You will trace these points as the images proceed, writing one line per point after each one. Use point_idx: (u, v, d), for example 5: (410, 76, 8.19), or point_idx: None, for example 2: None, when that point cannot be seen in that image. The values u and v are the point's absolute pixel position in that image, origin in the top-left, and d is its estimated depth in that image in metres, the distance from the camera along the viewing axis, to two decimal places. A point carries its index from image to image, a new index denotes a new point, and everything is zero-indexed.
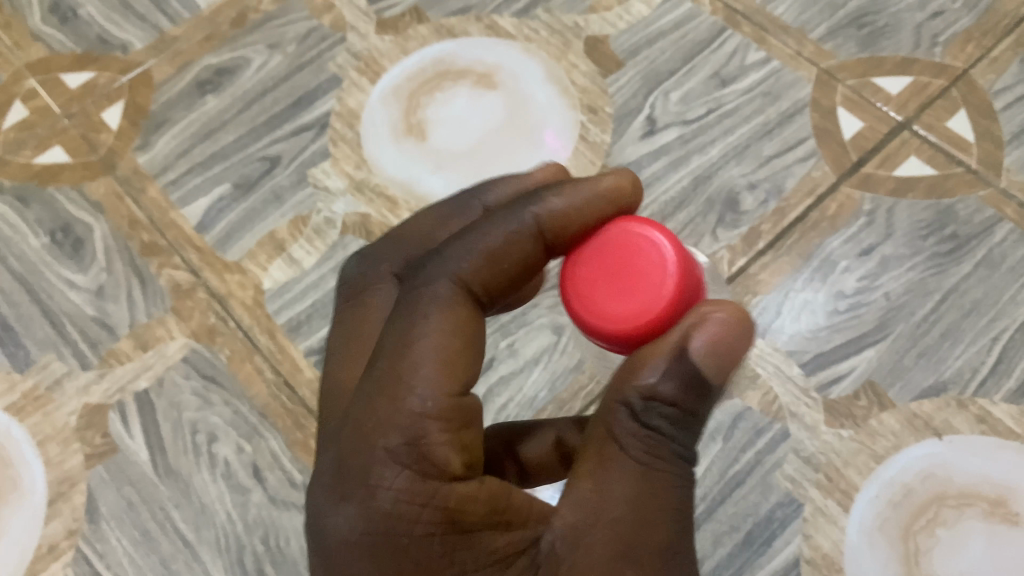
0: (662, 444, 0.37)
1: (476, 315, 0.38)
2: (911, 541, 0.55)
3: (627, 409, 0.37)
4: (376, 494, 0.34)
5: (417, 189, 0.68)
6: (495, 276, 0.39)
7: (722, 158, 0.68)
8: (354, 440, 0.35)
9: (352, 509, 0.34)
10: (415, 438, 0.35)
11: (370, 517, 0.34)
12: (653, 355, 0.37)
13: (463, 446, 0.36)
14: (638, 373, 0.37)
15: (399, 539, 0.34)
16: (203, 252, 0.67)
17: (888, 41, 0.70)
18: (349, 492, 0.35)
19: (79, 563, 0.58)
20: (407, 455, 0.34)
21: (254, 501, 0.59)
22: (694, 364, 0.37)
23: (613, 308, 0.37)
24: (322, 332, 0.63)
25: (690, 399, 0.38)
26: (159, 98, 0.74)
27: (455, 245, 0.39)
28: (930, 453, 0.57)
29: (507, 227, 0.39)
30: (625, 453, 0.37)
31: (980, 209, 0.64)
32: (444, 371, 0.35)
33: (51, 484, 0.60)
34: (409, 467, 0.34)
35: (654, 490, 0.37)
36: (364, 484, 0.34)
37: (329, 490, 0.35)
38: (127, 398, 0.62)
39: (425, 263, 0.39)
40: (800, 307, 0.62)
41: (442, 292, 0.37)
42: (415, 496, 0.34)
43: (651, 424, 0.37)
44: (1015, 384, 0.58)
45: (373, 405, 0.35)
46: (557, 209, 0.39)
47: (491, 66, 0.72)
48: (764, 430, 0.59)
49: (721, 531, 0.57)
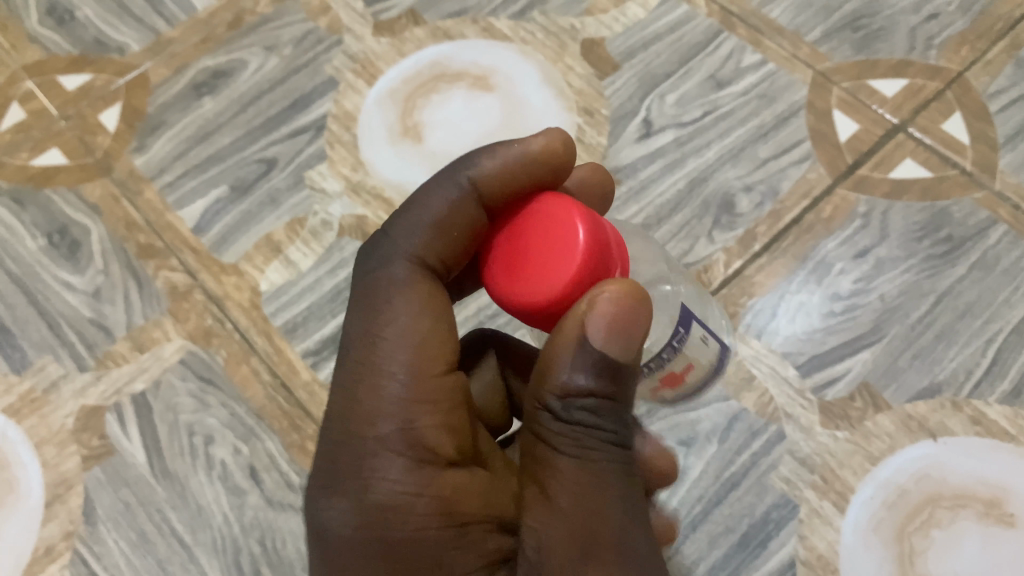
0: (591, 437, 0.38)
1: (432, 289, 0.41)
2: (906, 542, 0.55)
3: (548, 412, 0.39)
4: (371, 483, 0.37)
5: (413, 191, 0.68)
6: (445, 245, 0.41)
7: (718, 160, 0.68)
8: (347, 432, 0.38)
9: (347, 501, 0.37)
10: (407, 429, 0.38)
11: (365, 505, 0.37)
12: (557, 349, 0.36)
13: (453, 433, 0.39)
14: (555, 374, 0.38)
15: (392, 529, 0.37)
16: (200, 254, 0.67)
17: (883, 44, 0.71)
18: (345, 483, 0.38)
19: (76, 565, 0.58)
20: (398, 443, 0.38)
21: (250, 503, 0.59)
22: (595, 349, 0.36)
23: (522, 293, 0.36)
24: (319, 334, 0.63)
25: (611, 388, 0.38)
26: (156, 101, 0.74)
27: (404, 225, 0.41)
28: (924, 454, 0.57)
29: (447, 196, 0.41)
30: (559, 451, 0.39)
31: (974, 212, 0.64)
32: (427, 358, 0.39)
33: (48, 487, 0.60)
34: (401, 454, 0.38)
35: (598, 480, 0.38)
36: (359, 476, 0.38)
37: (330, 482, 0.38)
38: (124, 400, 0.62)
39: (380, 246, 0.42)
40: (795, 309, 0.62)
41: (398, 274, 0.40)
42: (406, 483, 0.37)
43: (576, 420, 0.38)
44: (1009, 386, 0.59)
45: (362, 396, 0.39)
46: (489, 173, 0.40)
47: (487, 68, 0.72)
48: (759, 432, 0.59)
49: (716, 533, 0.57)
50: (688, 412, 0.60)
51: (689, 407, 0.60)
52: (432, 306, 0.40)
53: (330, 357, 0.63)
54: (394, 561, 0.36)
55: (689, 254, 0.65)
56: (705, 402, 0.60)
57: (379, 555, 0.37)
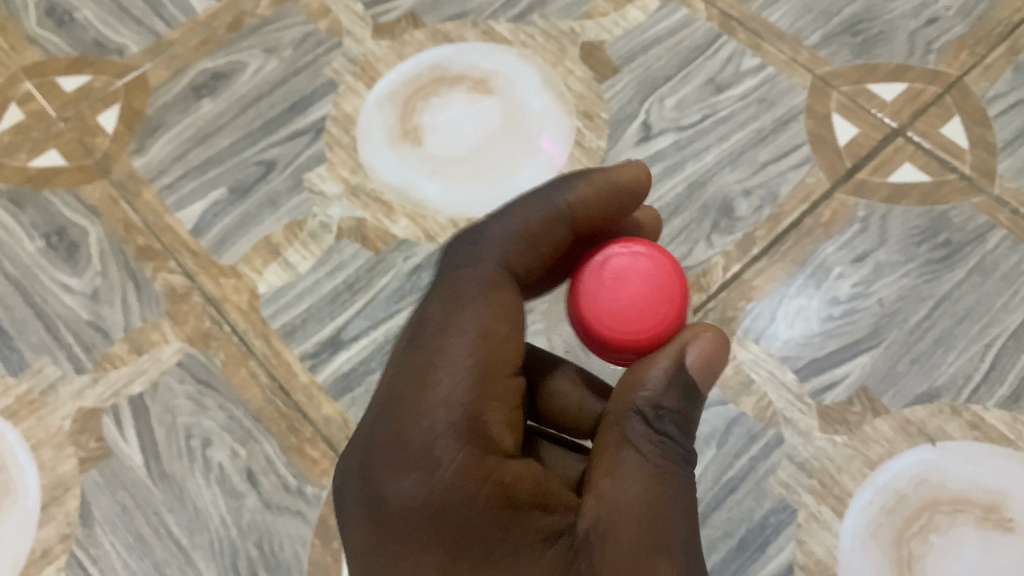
0: (670, 449, 0.39)
1: (515, 296, 0.41)
2: (905, 547, 0.55)
3: (637, 417, 0.39)
4: (440, 463, 0.36)
5: (413, 194, 0.68)
6: (535, 258, 0.42)
7: (717, 164, 0.68)
8: (414, 411, 0.37)
9: (414, 476, 0.36)
10: (480, 417, 0.37)
11: (432, 484, 0.36)
12: (647, 372, 0.39)
13: (511, 428, 0.39)
14: (643, 382, 0.39)
15: (457, 509, 0.36)
16: (199, 256, 0.67)
17: (882, 48, 0.71)
18: (412, 459, 0.36)
19: (73, 568, 0.58)
20: (469, 428, 0.37)
21: (248, 506, 0.59)
22: (688, 378, 0.39)
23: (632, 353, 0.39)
24: (317, 337, 0.63)
25: (688, 409, 0.40)
26: (155, 103, 0.74)
27: (498, 232, 0.42)
28: (922, 459, 0.57)
29: (542, 211, 0.42)
30: (640, 454, 0.39)
31: (974, 216, 0.64)
32: (497, 356, 0.39)
33: (45, 489, 0.60)
34: (471, 439, 0.37)
35: (667, 491, 0.38)
36: (426, 454, 0.36)
37: (390, 459, 0.37)
38: (122, 402, 0.62)
39: (471, 249, 0.42)
40: (794, 313, 0.62)
41: (489, 275, 0.41)
42: (474, 466, 0.36)
43: (659, 432, 0.39)
44: (1008, 391, 0.59)
45: (433, 378, 0.38)
46: (583, 198, 0.43)
47: (487, 72, 0.72)
48: (758, 436, 0.59)
49: (714, 537, 0.57)
50: None
51: None
52: (506, 307, 0.40)
53: (328, 359, 0.62)
54: (456, 542, 0.36)
55: (688, 258, 0.65)
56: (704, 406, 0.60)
57: (443, 534, 0.36)
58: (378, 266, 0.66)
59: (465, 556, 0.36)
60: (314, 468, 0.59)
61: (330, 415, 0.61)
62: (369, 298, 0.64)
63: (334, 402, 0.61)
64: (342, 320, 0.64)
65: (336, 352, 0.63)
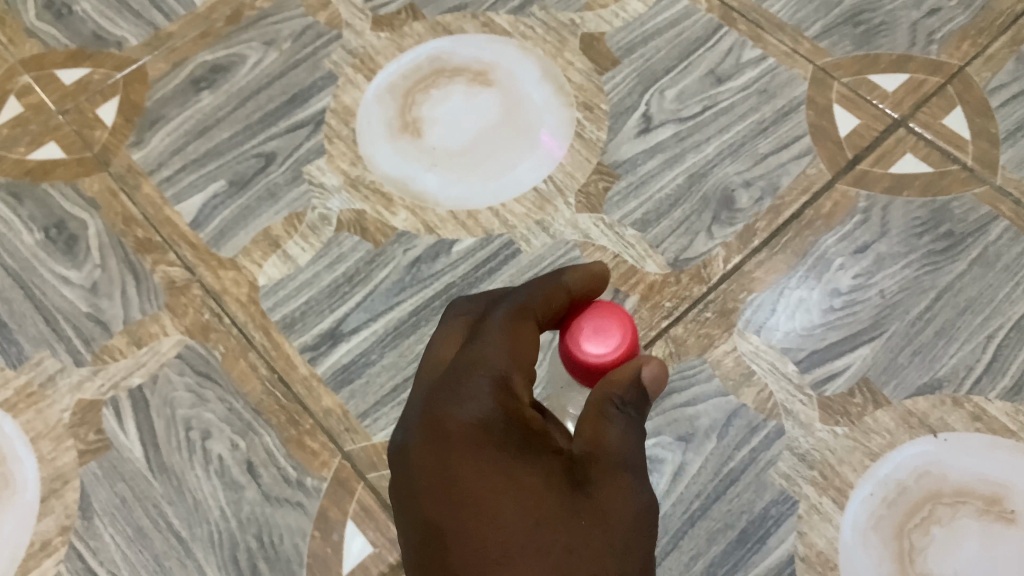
0: (634, 427, 0.40)
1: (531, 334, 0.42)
2: (906, 539, 0.54)
3: (611, 405, 0.40)
4: (482, 394, 0.39)
5: (412, 187, 0.68)
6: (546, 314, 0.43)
7: (717, 156, 0.68)
8: (463, 362, 0.40)
9: (467, 401, 0.39)
10: (519, 373, 0.41)
11: (474, 408, 0.38)
12: (624, 374, 0.40)
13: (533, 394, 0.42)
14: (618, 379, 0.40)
15: (495, 430, 0.38)
16: (198, 249, 0.67)
17: (884, 39, 0.71)
18: (460, 390, 0.39)
19: (72, 560, 0.57)
20: (502, 375, 0.40)
21: (247, 498, 0.58)
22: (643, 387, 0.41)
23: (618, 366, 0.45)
24: (316, 329, 0.63)
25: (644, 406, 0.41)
26: (153, 95, 0.74)
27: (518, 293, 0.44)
28: (923, 451, 0.56)
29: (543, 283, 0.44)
30: (615, 424, 0.40)
31: (975, 207, 0.64)
32: (523, 349, 0.41)
33: (44, 482, 0.59)
34: (505, 383, 0.40)
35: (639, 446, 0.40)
36: (469, 388, 0.39)
37: (444, 398, 0.39)
38: (121, 395, 0.61)
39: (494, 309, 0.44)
40: (794, 305, 0.62)
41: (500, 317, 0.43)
42: (507, 402, 0.39)
43: (627, 415, 0.40)
44: (1010, 383, 0.58)
45: (478, 345, 0.41)
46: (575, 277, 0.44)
47: (487, 64, 0.72)
48: (758, 427, 0.58)
49: (715, 529, 0.56)
50: (686, 407, 0.59)
51: (688, 403, 0.59)
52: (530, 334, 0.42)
53: (327, 352, 0.62)
54: (493, 449, 0.37)
55: (688, 250, 0.64)
56: (705, 397, 0.59)
57: (482, 442, 0.37)
58: (378, 258, 0.65)
59: (504, 462, 0.37)
60: (313, 460, 0.59)
61: (329, 407, 0.60)
62: (368, 291, 0.64)
63: (334, 394, 0.61)
64: (342, 312, 0.64)
65: (334, 345, 0.63)
